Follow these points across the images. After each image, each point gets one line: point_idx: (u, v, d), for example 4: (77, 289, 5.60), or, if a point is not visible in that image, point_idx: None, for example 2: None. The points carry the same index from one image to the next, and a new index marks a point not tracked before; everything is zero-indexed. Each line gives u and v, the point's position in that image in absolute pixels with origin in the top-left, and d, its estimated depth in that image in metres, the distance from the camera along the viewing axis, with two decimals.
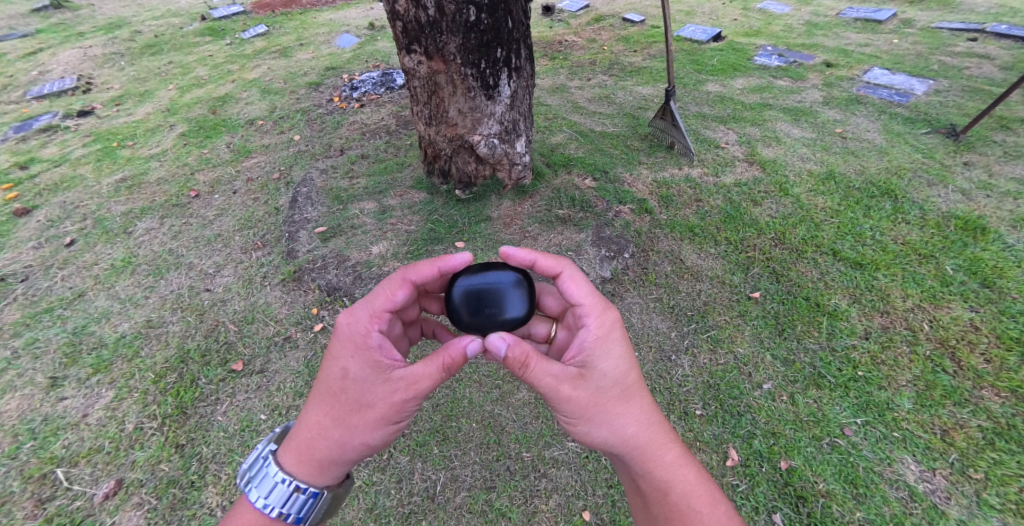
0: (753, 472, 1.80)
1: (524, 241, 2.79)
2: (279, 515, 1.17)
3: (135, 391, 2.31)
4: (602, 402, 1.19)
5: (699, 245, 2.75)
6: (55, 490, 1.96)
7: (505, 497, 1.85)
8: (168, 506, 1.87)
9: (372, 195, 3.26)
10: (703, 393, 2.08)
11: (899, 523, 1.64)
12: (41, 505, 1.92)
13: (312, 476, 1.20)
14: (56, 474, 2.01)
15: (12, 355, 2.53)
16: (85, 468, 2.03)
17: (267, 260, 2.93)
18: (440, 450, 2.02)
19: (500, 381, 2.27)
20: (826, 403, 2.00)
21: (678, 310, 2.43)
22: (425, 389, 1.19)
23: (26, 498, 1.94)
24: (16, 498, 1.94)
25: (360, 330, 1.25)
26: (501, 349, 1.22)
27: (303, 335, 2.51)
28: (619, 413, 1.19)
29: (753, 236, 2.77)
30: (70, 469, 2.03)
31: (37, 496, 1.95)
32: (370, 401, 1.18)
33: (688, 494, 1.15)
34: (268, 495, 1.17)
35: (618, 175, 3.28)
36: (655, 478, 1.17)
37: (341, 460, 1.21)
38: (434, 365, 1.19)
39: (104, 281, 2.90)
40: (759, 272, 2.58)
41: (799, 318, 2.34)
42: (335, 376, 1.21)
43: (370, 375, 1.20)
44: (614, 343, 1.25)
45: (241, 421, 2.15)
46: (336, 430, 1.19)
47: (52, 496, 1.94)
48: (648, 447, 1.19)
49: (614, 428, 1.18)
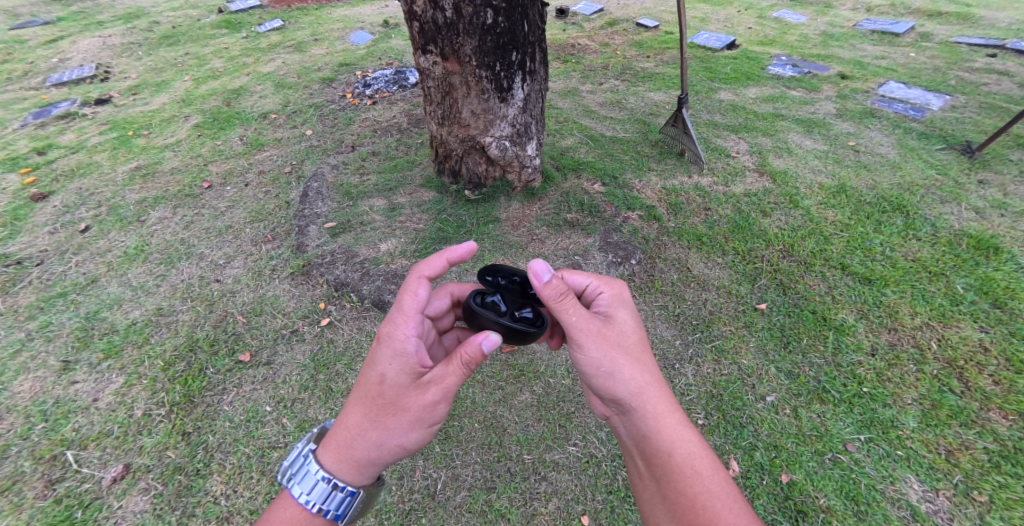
0: (753, 484, 1.79)
1: (532, 244, 2.80)
2: (318, 511, 1.18)
3: (144, 377, 2.35)
4: (616, 350, 1.28)
5: (706, 254, 2.74)
6: (64, 472, 2.00)
7: (505, 499, 1.86)
8: (174, 493, 1.91)
9: (382, 192, 3.28)
10: (707, 403, 2.07)
11: None
12: (50, 486, 1.96)
13: (355, 479, 1.21)
14: (66, 457, 2.05)
15: (27, 337, 2.59)
16: (93, 452, 2.07)
17: (277, 253, 2.96)
18: (442, 448, 2.03)
19: (503, 383, 2.27)
20: (830, 418, 1.99)
21: (684, 318, 2.42)
22: (451, 387, 1.23)
23: (36, 478, 1.99)
24: (27, 478, 1.99)
25: (401, 335, 1.27)
26: (544, 277, 1.31)
27: (310, 329, 2.53)
28: (633, 365, 1.27)
29: (761, 247, 2.76)
30: (80, 451, 2.07)
31: (47, 476, 1.99)
32: (404, 402, 1.21)
33: (692, 457, 1.16)
34: (310, 492, 1.17)
35: (627, 181, 3.27)
36: (662, 439, 1.20)
37: (377, 459, 1.23)
38: (455, 365, 1.22)
39: (116, 269, 2.95)
40: (766, 284, 2.56)
41: (805, 331, 2.32)
42: (372, 380, 1.24)
43: (406, 379, 1.24)
44: (625, 305, 1.40)
45: (247, 412, 2.18)
46: (374, 431, 1.20)
47: (61, 477, 1.98)
48: (656, 403, 1.24)
49: (625, 376, 1.25)
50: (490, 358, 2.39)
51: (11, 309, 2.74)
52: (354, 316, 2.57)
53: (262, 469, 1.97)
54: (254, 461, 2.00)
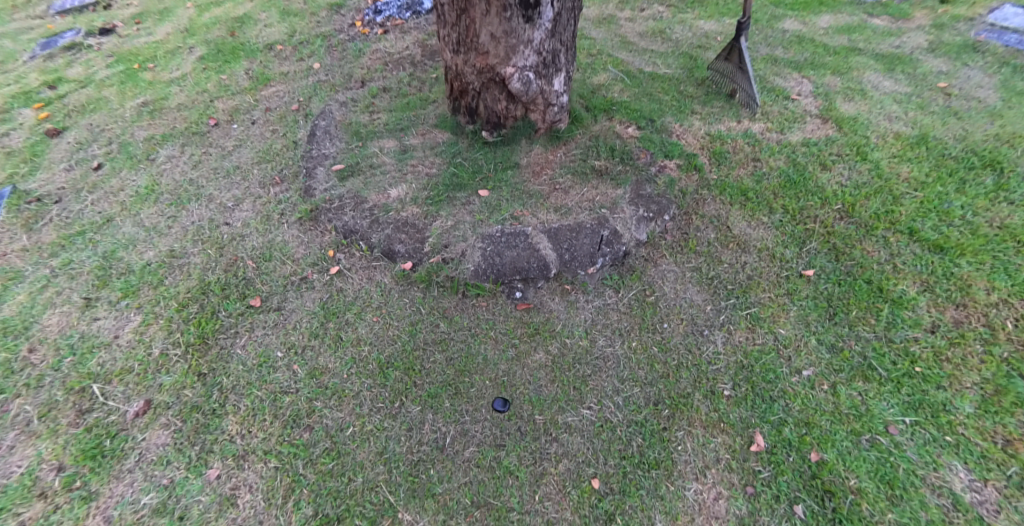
0: (778, 460, 1.72)
1: (554, 194, 2.60)
2: None
3: (161, 317, 2.33)
4: None
5: (751, 212, 2.51)
6: (92, 403, 2.02)
7: (514, 456, 1.79)
8: (192, 429, 1.91)
9: (393, 132, 3.09)
10: (735, 372, 1.98)
11: None
12: (78, 417, 1.98)
13: None
14: (93, 389, 2.07)
15: (51, 274, 2.58)
16: (118, 386, 2.08)
17: (285, 197, 2.85)
18: (451, 403, 1.96)
19: (518, 341, 2.16)
20: (873, 398, 1.84)
21: (718, 282, 2.27)
22: None
23: (68, 407, 2.01)
24: (60, 406, 2.02)
25: None
26: None
27: (319, 277, 2.46)
28: None
29: (816, 206, 2.49)
30: (106, 385, 2.08)
31: (78, 406, 2.01)
32: None
33: None
34: None
35: (666, 125, 2.99)
36: None
37: None
38: None
39: (129, 208, 2.89)
40: (816, 248, 2.33)
41: (855, 303, 2.11)
42: None
43: None
44: None
45: (259, 356, 2.15)
46: None
47: (90, 408, 2.00)
48: None
49: None
50: (504, 315, 2.26)
51: (35, 245, 2.73)
52: (362, 266, 2.49)
53: (275, 412, 1.95)
54: (268, 404, 1.98)
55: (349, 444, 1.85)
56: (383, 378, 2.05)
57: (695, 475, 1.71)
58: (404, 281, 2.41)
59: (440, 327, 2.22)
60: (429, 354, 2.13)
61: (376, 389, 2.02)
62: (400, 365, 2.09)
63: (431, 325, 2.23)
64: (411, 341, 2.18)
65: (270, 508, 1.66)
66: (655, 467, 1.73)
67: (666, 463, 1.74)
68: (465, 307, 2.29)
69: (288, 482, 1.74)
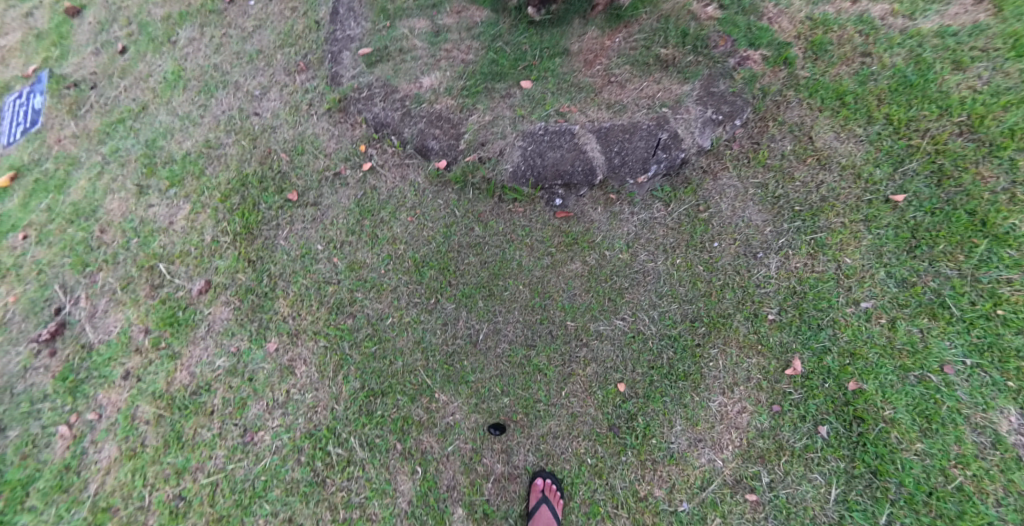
0: (813, 385, 1.73)
1: (607, 88, 2.28)
2: None
3: (207, 206, 2.38)
4: None
5: (842, 122, 2.13)
6: (162, 280, 2.23)
7: (544, 356, 1.86)
8: (250, 309, 2.10)
9: (423, 10, 2.69)
10: (784, 298, 1.88)
11: (962, 463, 1.56)
12: (153, 290, 2.22)
13: None
14: (160, 268, 2.26)
15: (102, 162, 2.62)
16: (180, 267, 2.25)
17: (312, 86, 2.64)
18: (485, 304, 1.99)
19: (554, 249, 2.08)
20: (935, 336, 1.74)
21: (784, 202, 2.04)
22: None
23: (143, 282, 2.25)
24: (137, 281, 2.25)
25: None
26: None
27: (352, 173, 2.37)
28: None
29: (929, 117, 2.05)
30: (170, 265, 2.26)
31: (150, 282, 2.24)
32: None
33: None
34: None
35: (756, 2, 2.46)
36: None
37: None
38: None
39: (161, 96, 2.79)
40: (914, 170, 1.98)
41: (946, 235, 1.86)
42: None
43: None
44: None
45: (301, 249, 2.22)
46: None
47: (161, 284, 2.23)
48: None
49: None
50: (541, 222, 2.15)
51: (83, 132, 2.75)
52: (395, 164, 2.37)
53: (321, 299, 2.09)
54: (313, 292, 2.11)
55: (390, 331, 1.99)
56: (419, 276, 2.09)
57: (721, 389, 1.76)
58: (438, 181, 2.29)
59: (474, 231, 2.16)
60: (464, 256, 2.11)
61: (412, 286, 2.08)
62: (435, 265, 2.11)
63: (465, 228, 2.17)
64: (445, 242, 2.15)
65: (324, 378, 1.93)
66: (683, 379, 1.78)
67: (694, 377, 1.78)
68: (501, 212, 2.19)
69: (336, 359, 1.96)
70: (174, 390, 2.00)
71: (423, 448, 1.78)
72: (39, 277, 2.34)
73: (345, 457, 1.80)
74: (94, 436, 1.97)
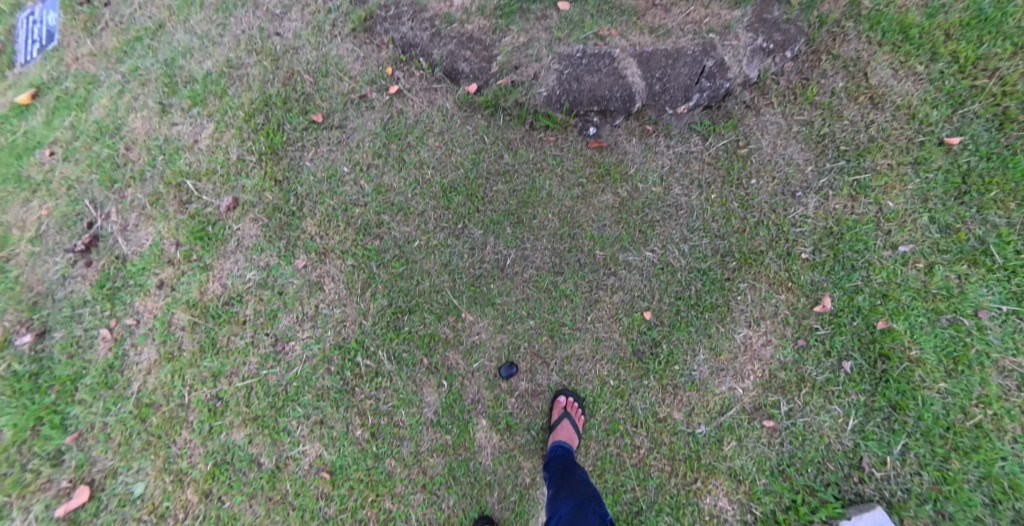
0: (841, 322, 1.75)
1: (651, 12, 2.15)
2: None
3: (231, 125, 2.30)
4: None
5: (903, 58, 1.99)
6: (190, 197, 2.21)
7: (571, 283, 1.89)
8: (278, 227, 2.12)
9: None
10: (820, 238, 1.86)
11: (985, 403, 1.60)
12: (181, 206, 2.20)
13: None
14: (187, 185, 2.22)
15: (123, 82, 2.41)
16: (207, 184, 2.22)
17: (335, 5, 2.45)
18: (513, 231, 1.99)
19: (585, 180, 2.04)
20: (972, 282, 1.72)
21: (828, 141, 1.98)
22: None
23: (170, 198, 2.21)
24: (165, 198, 2.22)
25: None
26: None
27: (379, 97, 2.29)
28: None
29: (1001, 56, 1.89)
30: (197, 182, 2.22)
31: (179, 198, 2.21)
32: None
33: None
34: None
35: None
36: None
37: None
38: None
39: (179, 14, 2.49)
40: (976, 112, 1.87)
41: (999, 182, 1.79)
42: None
43: None
44: None
45: (327, 171, 2.20)
46: None
47: (189, 200, 2.21)
48: None
49: None
50: (573, 152, 2.09)
51: (100, 52, 2.47)
52: (423, 88, 2.28)
53: (348, 220, 2.10)
54: (339, 213, 2.11)
55: (417, 254, 2.01)
56: (447, 201, 2.07)
57: (748, 322, 1.79)
58: (467, 106, 2.21)
59: (504, 159, 2.11)
60: (493, 183, 2.08)
61: (440, 211, 2.07)
62: (463, 191, 2.08)
63: (494, 156, 2.12)
64: (473, 169, 2.11)
65: (352, 294, 1.98)
66: (710, 311, 1.81)
67: (722, 308, 1.81)
68: (532, 141, 2.12)
69: (365, 277, 2.00)
70: (207, 300, 2.06)
71: (449, 364, 1.87)
72: (68, 193, 2.24)
73: (374, 369, 1.89)
74: (133, 340, 2.05)
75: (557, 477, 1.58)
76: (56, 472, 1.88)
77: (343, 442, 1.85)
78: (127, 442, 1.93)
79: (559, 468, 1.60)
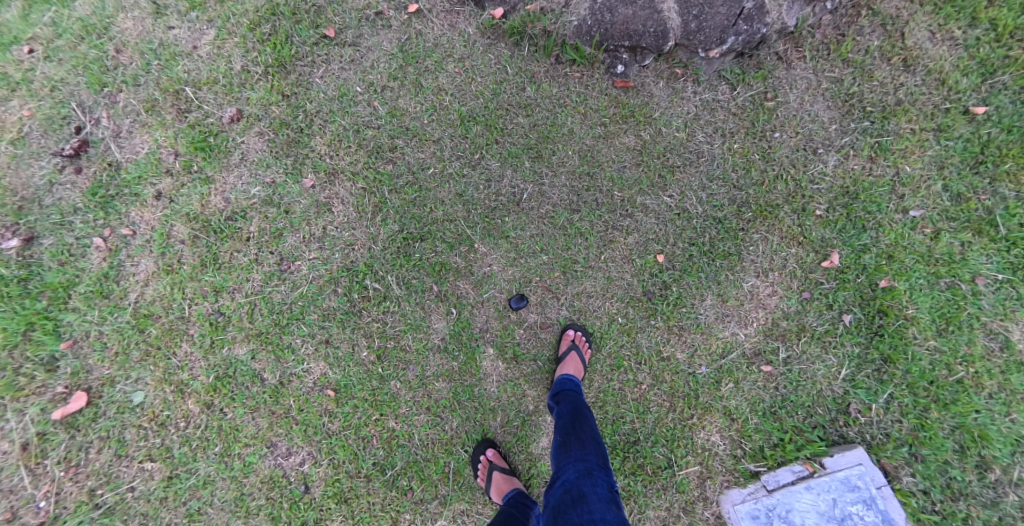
0: (845, 278, 1.81)
1: None
2: None
3: (234, 33, 2.08)
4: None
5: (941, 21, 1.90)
6: (190, 106, 2.06)
7: (587, 222, 1.90)
8: (284, 143, 2.03)
9: None
10: (835, 196, 1.88)
11: (967, 361, 1.69)
12: (180, 115, 2.05)
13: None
14: (187, 92, 2.06)
15: None
16: (208, 94, 2.06)
17: None
18: (532, 165, 1.96)
19: (608, 120, 1.99)
20: (974, 250, 1.76)
21: (856, 100, 1.93)
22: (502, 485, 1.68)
23: (168, 106, 2.05)
24: (161, 105, 2.05)
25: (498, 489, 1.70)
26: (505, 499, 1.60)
27: (396, 16, 2.11)
28: None
29: None
30: (197, 90, 2.06)
31: (178, 107, 2.05)
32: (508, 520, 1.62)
33: None
34: None
35: None
36: None
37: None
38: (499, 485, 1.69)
39: None
40: (1005, 83, 1.83)
41: (1017, 154, 1.79)
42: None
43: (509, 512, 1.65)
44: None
45: (338, 90, 2.07)
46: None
47: (189, 109, 2.05)
48: None
49: None
50: (597, 90, 2.02)
51: None
52: (444, 10, 2.10)
53: (360, 142, 2.01)
54: (351, 134, 2.02)
55: (430, 183, 1.97)
56: (465, 130, 2.01)
57: (757, 272, 1.84)
58: (491, 33, 2.08)
59: (527, 91, 2.03)
60: (513, 115, 2.01)
61: (457, 139, 2.00)
62: (482, 121, 2.01)
63: (516, 87, 2.04)
64: (494, 100, 2.03)
65: (362, 219, 1.95)
66: (722, 258, 1.86)
67: (733, 257, 1.86)
68: (556, 75, 2.04)
69: (376, 202, 1.96)
70: (209, 213, 1.98)
71: (459, 293, 1.89)
72: (53, 95, 2.04)
73: (382, 293, 1.90)
74: (130, 251, 1.96)
75: (565, 429, 1.47)
76: (51, 377, 1.86)
77: (348, 362, 1.87)
78: (126, 351, 1.90)
79: (569, 421, 1.49)
